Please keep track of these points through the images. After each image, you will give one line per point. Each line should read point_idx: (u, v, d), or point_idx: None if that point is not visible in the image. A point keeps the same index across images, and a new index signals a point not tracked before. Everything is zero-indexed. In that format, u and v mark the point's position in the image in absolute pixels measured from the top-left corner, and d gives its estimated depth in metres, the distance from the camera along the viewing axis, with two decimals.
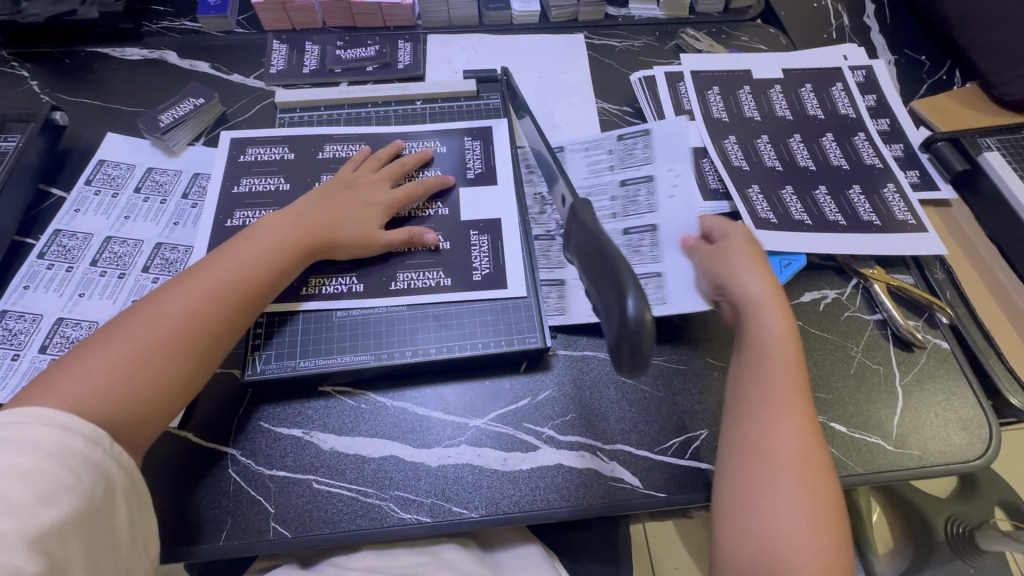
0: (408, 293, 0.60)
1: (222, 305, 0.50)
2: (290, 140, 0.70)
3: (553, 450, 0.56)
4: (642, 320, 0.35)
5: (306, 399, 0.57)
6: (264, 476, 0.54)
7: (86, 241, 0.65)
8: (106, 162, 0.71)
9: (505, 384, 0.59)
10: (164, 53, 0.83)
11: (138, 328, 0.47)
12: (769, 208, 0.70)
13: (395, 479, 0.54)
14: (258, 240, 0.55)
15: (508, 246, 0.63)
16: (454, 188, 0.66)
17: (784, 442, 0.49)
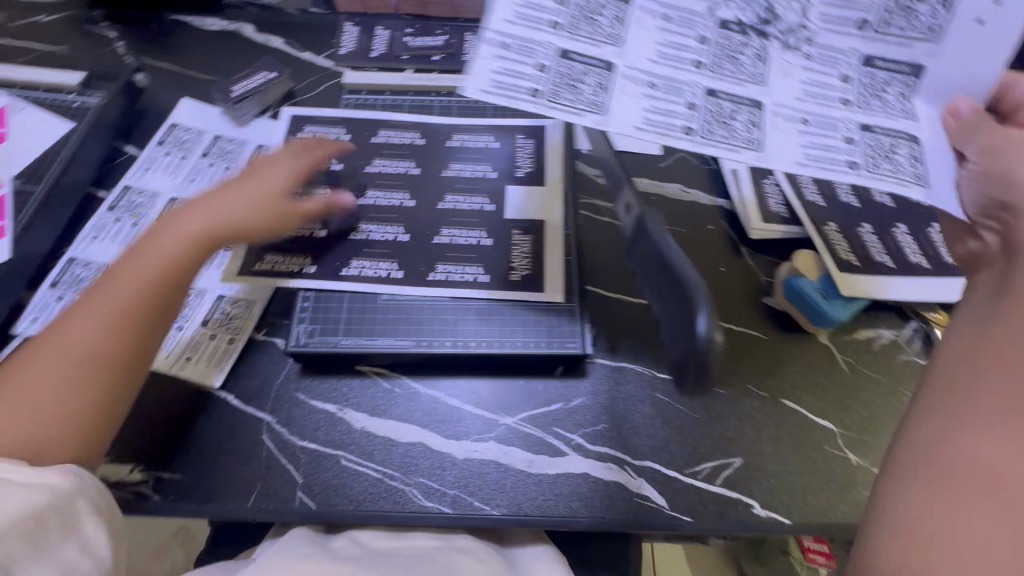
0: (445, 285, 0.60)
1: (126, 326, 0.49)
2: (349, 124, 0.72)
3: (580, 458, 0.56)
4: (710, 342, 0.34)
5: (342, 377, 0.59)
6: (295, 447, 0.55)
7: (152, 200, 0.67)
8: (177, 125, 0.73)
9: (538, 386, 0.59)
10: (242, 27, 0.85)
11: (50, 364, 0.47)
12: (848, 247, 0.64)
13: (421, 466, 0.54)
14: (163, 243, 0.52)
15: (552, 249, 0.62)
16: (501, 186, 0.66)
17: (1014, 460, 0.31)
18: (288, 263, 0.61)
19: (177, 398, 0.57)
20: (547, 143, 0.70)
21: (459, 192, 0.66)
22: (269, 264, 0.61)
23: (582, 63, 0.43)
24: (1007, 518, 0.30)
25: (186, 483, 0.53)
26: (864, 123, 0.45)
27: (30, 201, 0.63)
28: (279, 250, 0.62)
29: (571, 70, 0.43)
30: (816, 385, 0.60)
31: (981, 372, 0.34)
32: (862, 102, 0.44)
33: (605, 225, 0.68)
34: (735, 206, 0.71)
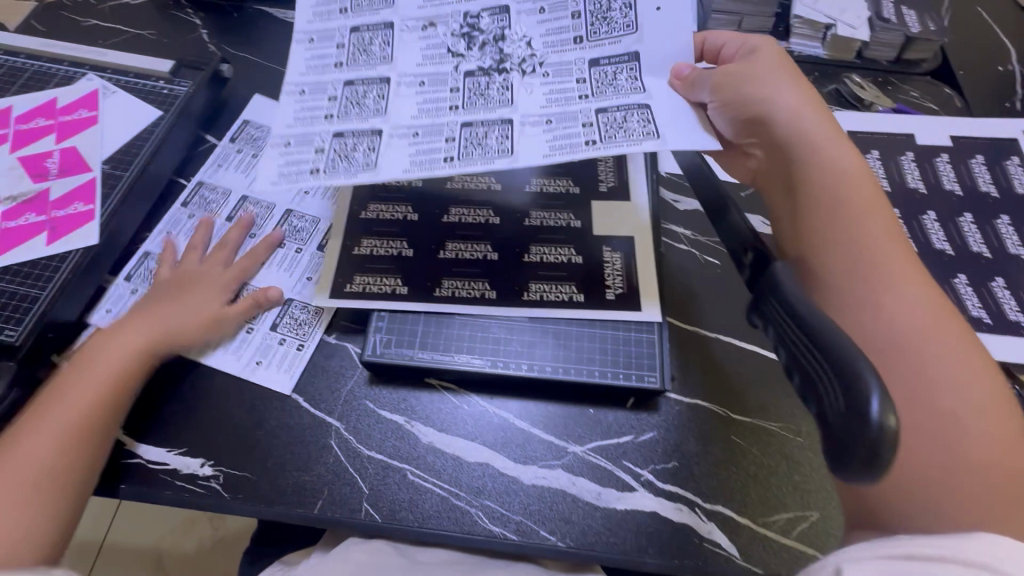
0: (540, 305, 0.59)
1: (91, 434, 0.50)
2: None
3: (649, 495, 0.54)
4: (887, 426, 0.27)
5: (411, 389, 0.58)
6: (362, 457, 0.55)
7: (223, 197, 0.67)
8: (250, 122, 0.73)
9: (608, 416, 0.58)
10: None
11: (25, 450, 0.49)
12: (979, 303, 0.63)
13: (488, 488, 0.54)
14: (118, 346, 0.54)
15: (641, 269, 0.61)
16: (586, 202, 0.65)
17: (907, 313, 0.46)
18: (381, 282, 0.60)
19: (248, 395, 0.57)
20: (628, 161, 0.68)
21: (544, 207, 0.65)
22: (361, 286, 0.60)
23: (482, 127, 0.55)
24: (940, 353, 0.44)
25: (256, 483, 0.53)
26: (598, 107, 0.55)
27: (117, 186, 0.64)
28: (368, 270, 0.61)
29: (474, 134, 0.55)
30: None
31: (870, 278, 0.48)
32: (597, 95, 0.55)
33: (684, 252, 0.67)
34: None
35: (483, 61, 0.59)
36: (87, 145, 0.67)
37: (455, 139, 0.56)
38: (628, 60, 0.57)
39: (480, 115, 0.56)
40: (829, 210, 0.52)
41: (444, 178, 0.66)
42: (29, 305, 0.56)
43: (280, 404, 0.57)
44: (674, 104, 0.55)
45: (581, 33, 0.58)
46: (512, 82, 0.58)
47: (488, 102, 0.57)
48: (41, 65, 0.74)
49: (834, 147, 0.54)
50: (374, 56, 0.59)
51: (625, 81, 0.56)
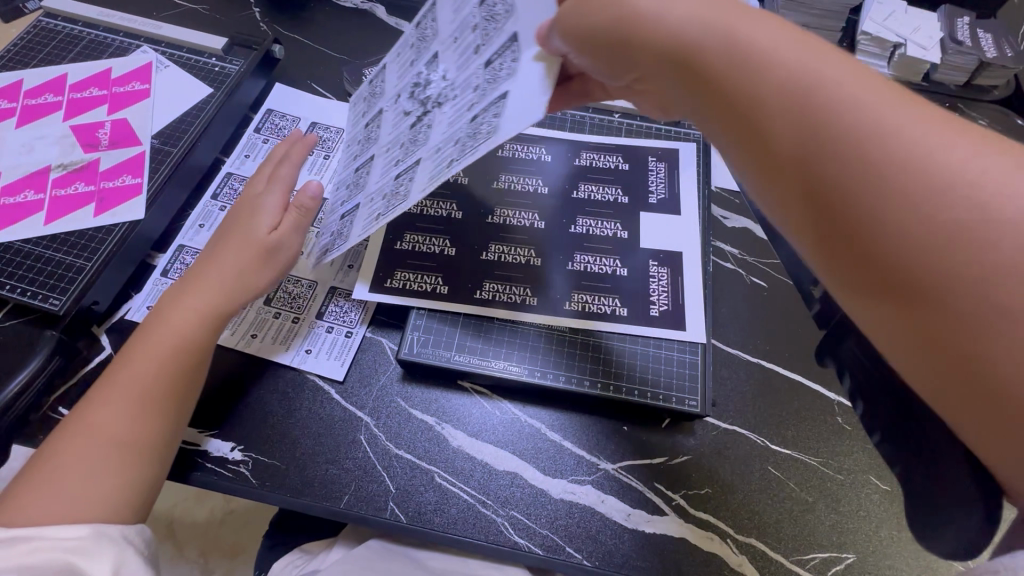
0: (582, 316, 0.58)
1: (157, 404, 0.49)
2: None
3: (679, 521, 0.53)
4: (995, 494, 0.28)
5: (443, 390, 0.57)
6: (392, 455, 0.54)
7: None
8: (274, 112, 0.71)
9: (642, 436, 0.56)
10: (375, 7, 0.84)
11: (101, 419, 0.47)
12: None
13: (516, 499, 0.53)
14: (170, 315, 0.52)
15: (691, 283, 0.59)
16: (635, 212, 0.64)
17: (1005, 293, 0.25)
18: (422, 280, 0.60)
19: (285, 382, 0.57)
20: (679, 171, 0.66)
21: (589, 214, 0.63)
22: (401, 282, 0.60)
23: (402, 177, 0.51)
24: None
25: (285, 473, 0.53)
26: (474, 115, 0.47)
27: (166, 162, 0.64)
28: (410, 267, 0.61)
29: (397, 185, 0.51)
30: None
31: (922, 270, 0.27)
32: (481, 98, 0.47)
33: (729, 272, 0.65)
34: None
35: (415, 110, 0.55)
36: (139, 118, 0.68)
37: (386, 194, 0.52)
38: (508, 44, 0.47)
39: (406, 163, 0.52)
40: (842, 150, 0.29)
41: (490, 182, 0.65)
42: (74, 276, 0.57)
43: (312, 395, 0.56)
44: (535, 80, 0.44)
45: (478, 42, 0.50)
46: (432, 117, 0.53)
47: (415, 143, 0.53)
48: (98, 35, 0.74)
49: (766, 39, 0.34)
50: (369, 139, 0.61)
51: (497, 70, 0.47)
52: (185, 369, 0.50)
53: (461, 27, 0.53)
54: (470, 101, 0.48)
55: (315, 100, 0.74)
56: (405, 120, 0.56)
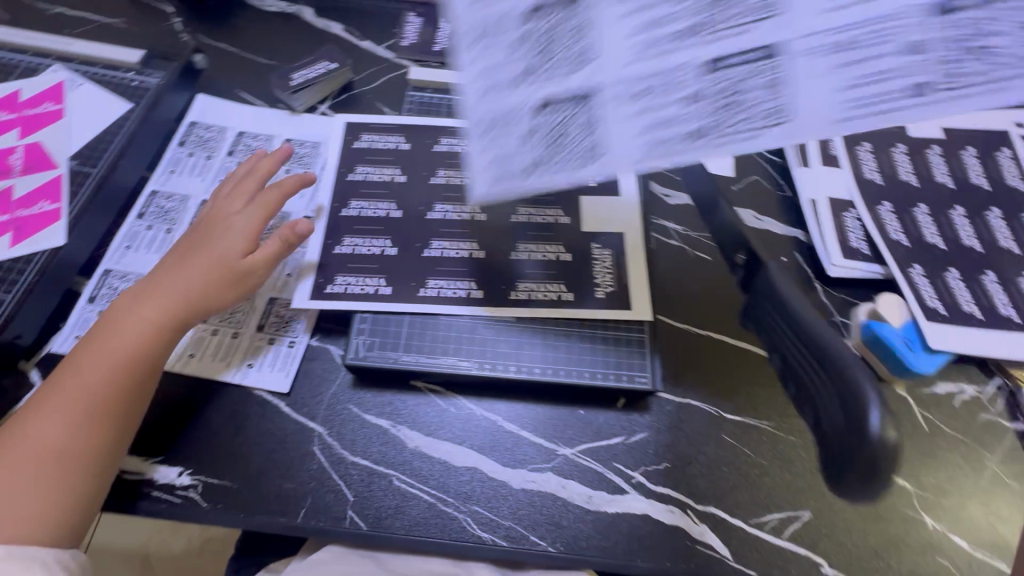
0: (527, 304, 0.58)
1: (103, 420, 0.49)
2: (407, 130, 0.69)
3: (639, 497, 0.53)
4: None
5: (396, 392, 0.56)
6: (347, 463, 0.53)
7: (183, 204, 0.65)
8: (198, 124, 0.70)
9: (598, 417, 0.57)
10: (303, 10, 0.82)
11: (44, 423, 0.48)
12: (973, 298, 0.61)
13: (476, 494, 0.52)
14: (117, 315, 0.52)
15: (633, 262, 0.60)
16: (574, 196, 0.64)
17: None
18: (364, 283, 0.59)
19: (230, 397, 0.55)
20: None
21: (532, 203, 0.64)
22: (343, 286, 0.59)
23: (743, 62, 0.43)
24: None
25: (237, 493, 0.51)
26: None
27: (86, 183, 0.63)
28: (352, 270, 0.60)
29: (732, 79, 0.43)
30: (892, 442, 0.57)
31: None
32: None
33: (673, 249, 0.66)
34: (811, 238, 0.67)
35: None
36: (54, 140, 0.65)
37: (716, 98, 0.45)
38: None
39: (733, 41, 0.42)
40: None
41: (426, 178, 0.65)
42: None
43: (260, 410, 0.55)
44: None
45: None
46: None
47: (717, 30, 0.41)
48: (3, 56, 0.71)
49: None
50: (567, 55, 0.42)
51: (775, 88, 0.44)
52: (139, 385, 0.51)
53: None
54: None
55: (245, 110, 0.72)
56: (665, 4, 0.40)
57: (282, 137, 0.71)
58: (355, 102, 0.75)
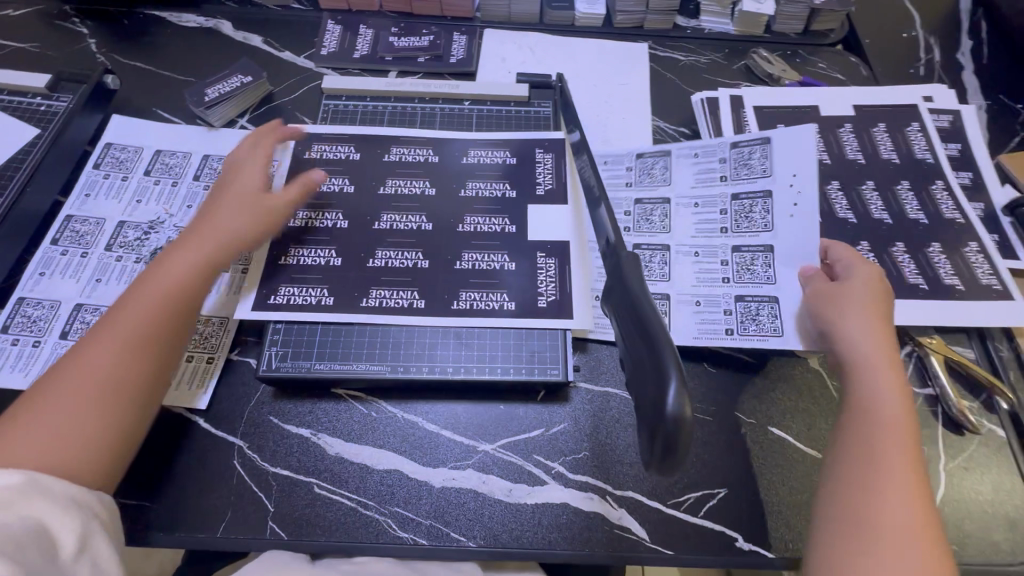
0: (471, 314, 0.58)
1: (125, 403, 0.48)
2: (358, 140, 0.68)
3: (559, 487, 0.54)
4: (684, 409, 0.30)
5: (317, 400, 0.57)
6: (267, 473, 0.53)
7: (98, 227, 0.65)
8: (113, 145, 0.70)
9: (518, 411, 0.57)
10: (220, 23, 0.82)
11: (71, 379, 0.47)
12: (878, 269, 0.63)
13: (397, 494, 0.53)
14: (166, 280, 0.53)
15: (578, 271, 0.61)
16: (523, 205, 0.65)
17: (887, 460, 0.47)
18: (305, 294, 0.59)
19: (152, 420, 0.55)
20: (565, 159, 0.68)
21: (478, 212, 0.64)
22: (285, 297, 0.59)
23: (751, 200, 0.65)
24: (888, 497, 0.45)
25: (155, 512, 0.51)
26: (735, 192, 0.66)
27: None
28: (295, 282, 0.60)
29: (744, 206, 0.65)
30: (806, 415, 0.59)
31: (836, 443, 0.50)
32: (739, 225, 0.64)
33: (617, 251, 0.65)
34: None
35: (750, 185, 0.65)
36: None
37: (728, 211, 0.65)
38: (762, 196, 0.64)
39: (744, 187, 0.65)
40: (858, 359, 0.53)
41: (376, 188, 0.65)
42: None
43: (178, 428, 0.55)
44: (800, 228, 0.62)
45: (726, 174, 0.67)
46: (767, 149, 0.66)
47: (754, 222, 0.64)
48: None
49: (854, 310, 0.54)
50: (755, 170, 0.66)
51: (759, 215, 0.64)
52: (172, 350, 0.52)
53: (709, 150, 0.69)
54: (723, 176, 0.67)
55: (161, 128, 0.72)
56: (728, 184, 0.66)
57: (199, 153, 0.71)
58: (274, 114, 0.74)
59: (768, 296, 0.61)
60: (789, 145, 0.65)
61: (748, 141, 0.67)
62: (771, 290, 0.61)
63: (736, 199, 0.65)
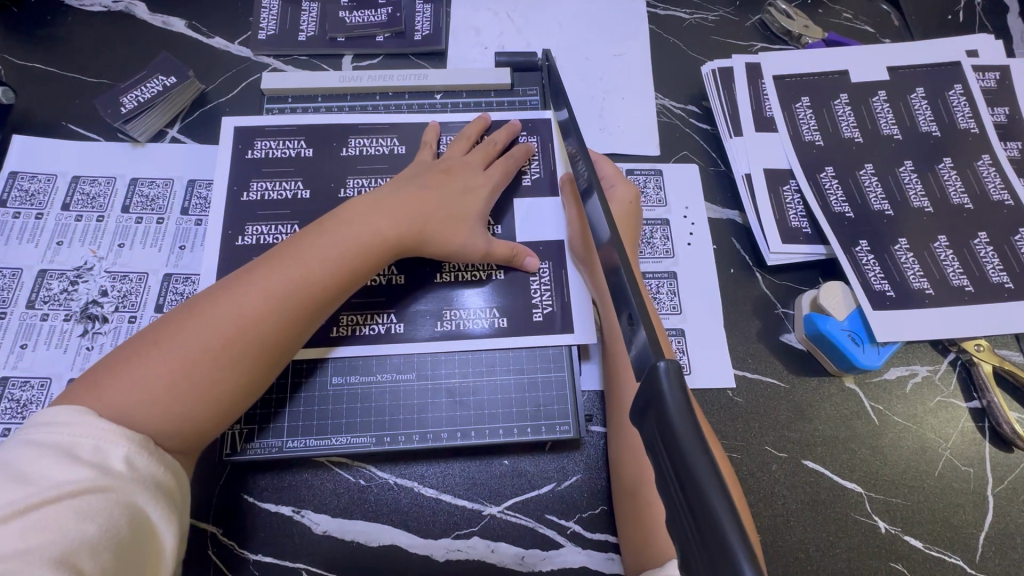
0: (456, 335, 0.52)
1: (252, 357, 0.43)
2: (308, 131, 0.58)
3: (577, 548, 0.49)
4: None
5: (296, 473, 0.50)
6: (248, 562, 0.47)
7: (15, 280, 0.55)
8: (20, 174, 0.59)
9: (526, 466, 0.51)
10: (131, 5, 0.67)
11: (196, 329, 0.42)
12: (921, 272, 0.56)
13: (397, 572, 0.48)
14: (358, 234, 0.48)
15: (578, 275, 0.54)
16: (510, 199, 0.57)
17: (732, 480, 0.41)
18: None
19: None
20: (554, 142, 0.59)
21: None
22: None
23: (649, 226, 0.60)
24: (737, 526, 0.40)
25: None
26: None
27: None
28: None
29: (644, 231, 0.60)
30: (842, 443, 0.53)
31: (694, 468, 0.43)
32: (642, 251, 0.59)
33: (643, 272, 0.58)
34: (749, 219, 0.60)
35: (649, 210, 0.61)
36: None
37: None
38: (660, 223, 0.60)
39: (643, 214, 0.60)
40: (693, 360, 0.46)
41: (337, 191, 0.56)
42: None
43: None
44: (698, 269, 0.58)
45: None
46: (661, 178, 0.62)
47: (655, 250, 0.59)
48: None
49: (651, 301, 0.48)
50: (651, 198, 0.61)
51: (659, 241, 0.59)
52: (306, 317, 0.46)
53: None
54: None
55: (77, 148, 0.60)
56: None
57: (125, 177, 0.60)
58: (209, 121, 0.63)
59: (668, 329, 0.56)
60: (683, 179, 0.62)
61: (641, 170, 0.62)
62: (673, 322, 0.56)
63: None
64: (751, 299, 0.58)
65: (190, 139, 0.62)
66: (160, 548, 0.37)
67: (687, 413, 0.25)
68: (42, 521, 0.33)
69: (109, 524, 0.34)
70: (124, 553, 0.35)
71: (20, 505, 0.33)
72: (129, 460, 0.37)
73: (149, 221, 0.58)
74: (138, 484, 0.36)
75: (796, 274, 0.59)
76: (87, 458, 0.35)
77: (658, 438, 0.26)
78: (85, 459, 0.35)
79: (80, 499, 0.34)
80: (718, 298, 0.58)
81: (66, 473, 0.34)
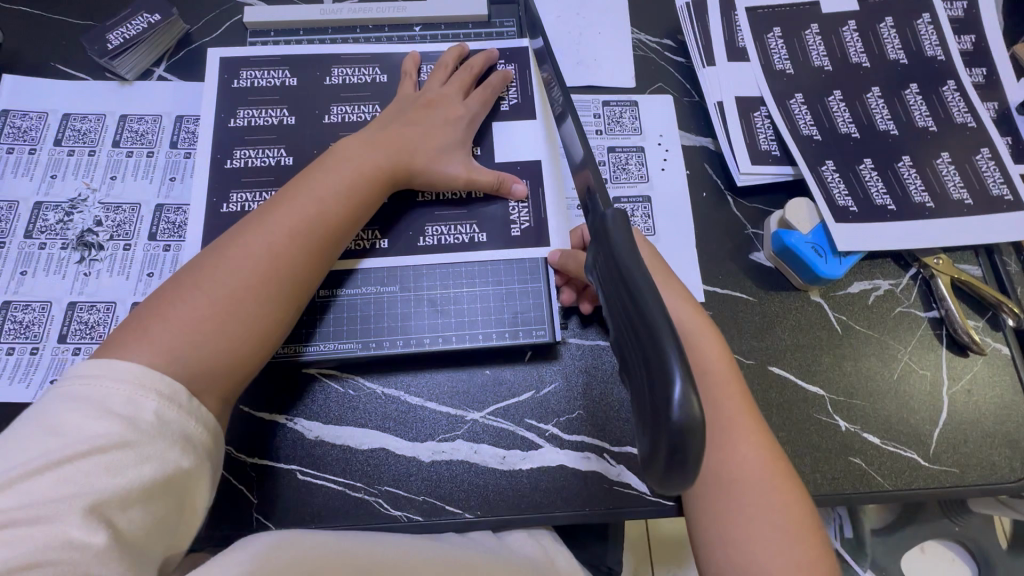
0: (437, 250, 0.55)
1: (280, 288, 0.46)
2: (292, 61, 0.59)
3: (556, 449, 0.52)
4: (693, 417, 0.24)
5: (287, 382, 0.53)
6: (246, 464, 0.50)
7: (12, 211, 0.57)
8: (11, 111, 0.60)
9: (507, 374, 0.54)
10: None
11: (223, 268, 0.44)
12: (883, 190, 0.58)
13: (386, 473, 0.51)
14: (362, 169, 0.50)
15: (552, 190, 0.57)
16: (487, 123, 0.59)
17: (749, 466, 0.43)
18: None
19: None
20: (530, 70, 0.60)
21: None
22: None
23: (625, 153, 0.62)
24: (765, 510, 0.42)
25: None
26: (610, 146, 0.62)
27: None
28: None
29: (620, 159, 0.62)
30: (806, 350, 0.56)
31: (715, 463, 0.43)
32: (618, 177, 0.61)
33: (619, 198, 0.60)
34: (720, 145, 0.62)
35: (626, 139, 0.63)
36: None
37: (605, 163, 0.61)
38: (636, 150, 0.62)
39: (620, 141, 0.62)
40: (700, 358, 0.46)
41: (320, 117, 0.58)
42: None
43: None
44: (673, 194, 0.61)
45: (600, 127, 0.63)
46: (637, 108, 0.64)
47: (631, 176, 0.61)
48: None
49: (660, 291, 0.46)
50: (627, 127, 0.63)
51: (635, 167, 0.62)
52: (325, 247, 0.48)
53: (580, 105, 0.64)
54: (597, 129, 0.63)
55: (67, 87, 0.62)
56: (603, 138, 0.63)
57: (115, 114, 0.61)
58: (194, 59, 0.64)
59: None
60: (659, 109, 0.64)
61: (618, 101, 0.64)
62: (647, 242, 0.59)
63: (610, 151, 0.62)
64: (724, 222, 0.60)
65: (176, 76, 0.63)
66: (194, 486, 0.39)
67: (629, 243, 0.31)
68: (77, 474, 0.34)
69: (136, 463, 0.36)
70: (156, 506, 0.36)
71: (57, 455, 0.34)
72: (159, 413, 0.38)
73: (139, 154, 0.60)
74: (164, 444, 0.37)
75: (767, 195, 0.61)
76: (119, 411, 0.37)
77: (609, 272, 0.31)
78: (116, 412, 0.37)
79: (110, 454, 0.35)
80: (692, 220, 0.60)
81: (98, 426, 0.36)
